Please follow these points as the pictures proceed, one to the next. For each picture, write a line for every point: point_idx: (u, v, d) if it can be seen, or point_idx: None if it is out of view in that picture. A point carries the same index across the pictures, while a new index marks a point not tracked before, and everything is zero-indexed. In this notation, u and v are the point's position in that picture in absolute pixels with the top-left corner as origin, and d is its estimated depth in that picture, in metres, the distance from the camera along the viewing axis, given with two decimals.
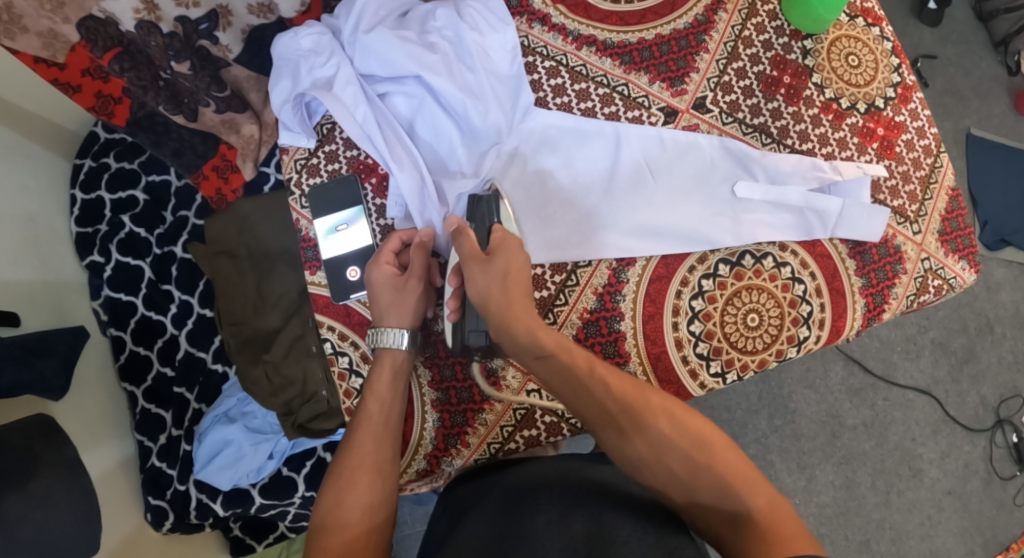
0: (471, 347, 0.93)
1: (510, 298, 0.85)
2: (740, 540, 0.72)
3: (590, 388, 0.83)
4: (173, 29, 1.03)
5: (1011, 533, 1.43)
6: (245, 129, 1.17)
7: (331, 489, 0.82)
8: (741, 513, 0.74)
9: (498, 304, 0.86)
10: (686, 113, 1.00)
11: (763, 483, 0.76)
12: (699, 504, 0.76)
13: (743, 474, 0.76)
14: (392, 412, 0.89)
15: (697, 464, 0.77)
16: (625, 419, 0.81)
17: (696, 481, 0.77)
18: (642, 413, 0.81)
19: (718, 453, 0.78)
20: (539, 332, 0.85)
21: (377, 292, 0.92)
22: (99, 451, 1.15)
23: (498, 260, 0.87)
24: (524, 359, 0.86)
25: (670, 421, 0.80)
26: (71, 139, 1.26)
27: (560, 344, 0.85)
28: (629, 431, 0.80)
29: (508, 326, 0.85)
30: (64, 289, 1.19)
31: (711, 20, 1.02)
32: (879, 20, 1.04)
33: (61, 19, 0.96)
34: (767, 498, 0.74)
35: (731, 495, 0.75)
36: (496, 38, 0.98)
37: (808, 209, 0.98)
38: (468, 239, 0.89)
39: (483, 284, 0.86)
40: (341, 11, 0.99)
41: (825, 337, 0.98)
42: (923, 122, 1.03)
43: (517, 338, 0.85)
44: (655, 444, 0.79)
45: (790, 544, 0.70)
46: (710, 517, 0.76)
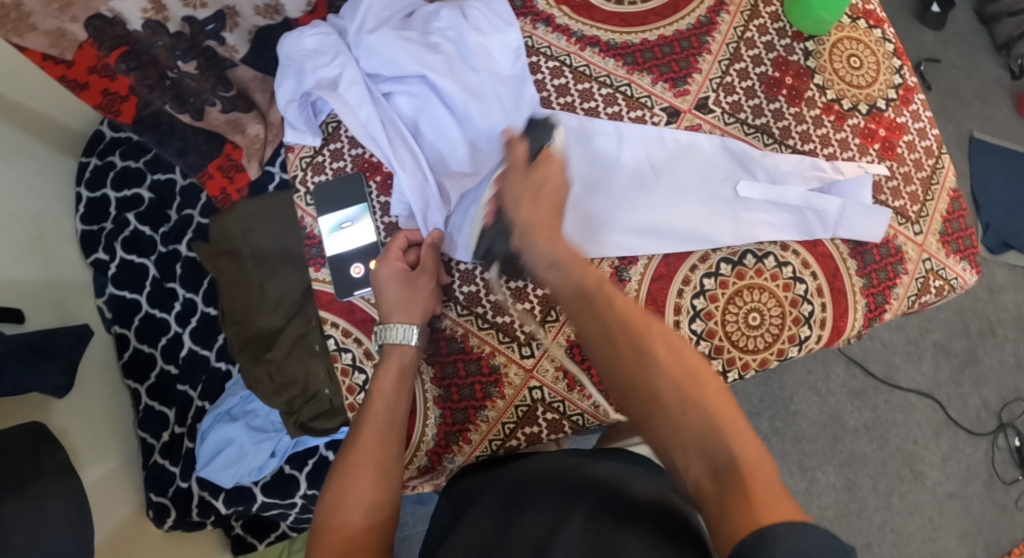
0: (494, 253, 0.92)
1: (538, 208, 0.83)
2: (719, 491, 0.68)
3: (593, 302, 0.79)
4: (180, 29, 1.08)
5: (1013, 537, 1.43)
6: (250, 129, 1.16)
7: (334, 487, 0.82)
8: (722, 463, 0.69)
9: (526, 213, 0.83)
10: (689, 113, 1.01)
11: (751, 436, 0.71)
12: (681, 444, 0.71)
13: (732, 423, 0.71)
14: (396, 409, 0.89)
15: (687, 398, 0.72)
16: (622, 340, 0.76)
17: (683, 418, 0.72)
18: (641, 336, 0.76)
19: (711, 395, 0.72)
20: (557, 244, 0.82)
21: (385, 288, 0.93)
22: (102, 447, 1.15)
23: (539, 173, 0.85)
24: (536, 269, 0.84)
25: (670, 351, 0.75)
26: (77, 138, 1.27)
27: (573, 257, 0.81)
28: (625, 352, 0.76)
29: (528, 236, 0.83)
30: (69, 288, 1.20)
31: (714, 22, 1.03)
32: (880, 22, 1.05)
33: (69, 17, 1.00)
34: (754, 452, 0.69)
35: (717, 448, 0.70)
36: (498, 38, 0.99)
37: (808, 209, 0.98)
38: (518, 148, 0.86)
39: (518, 191, 0.84)
40: (346, 12, 1.00)
41: (825, 337, 0.99)
42: (924, 123, 1.04)
43: (534, 248, 0.82)
44: (648, 369, 0.74)
45: (764, 509, 0.65)
46: (690, 466, 0.71)
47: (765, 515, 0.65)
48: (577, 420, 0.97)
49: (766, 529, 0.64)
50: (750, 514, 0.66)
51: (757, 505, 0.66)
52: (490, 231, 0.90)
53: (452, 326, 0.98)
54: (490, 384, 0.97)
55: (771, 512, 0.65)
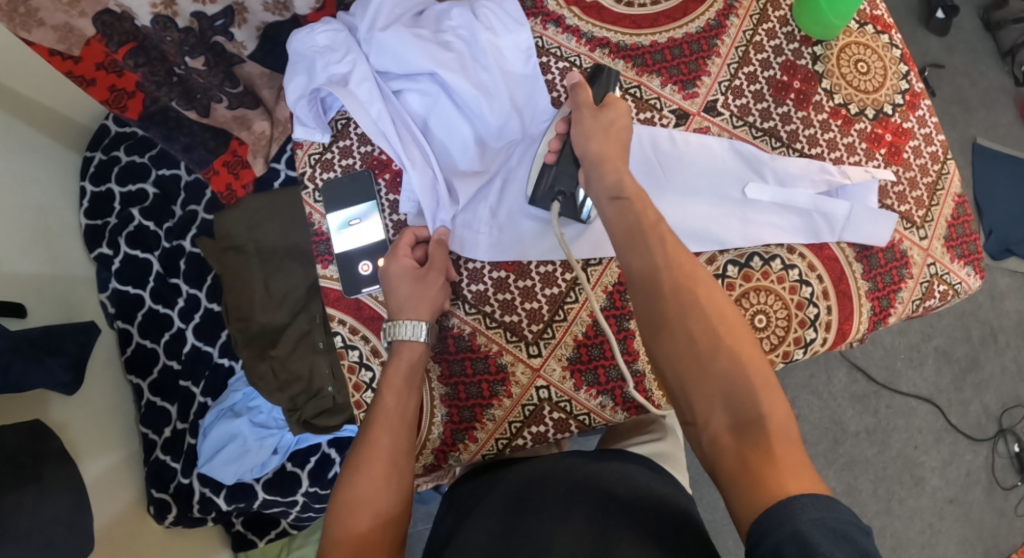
0: (553, 192, 0.95)
1: (610, 143, 0.86)
2: (741, 446, 0.69)
3: (643, 237, 0.79)
4: (188, 25, 1.05)
5: (1012, 542, 1.43)
6: (256, 125, 1.17)
7: (347, 484, 0.82)
8: (747, 417, 0.70)
9: (595, 147, 0.86)
10: (697, 116, 1.01)
11: (778, 395, 0.72)
12: (708, 392, 0.72)
13: (762, 378, 0.72)
14: (409, 407, 0.89)
15: (722, 347, 0.73)
16: (666, 278, 0.76)
17: (715, 365, 0.73)
18: (683, 278, 0.76)
19: (745, 349, 0.73)
20: (626, 176, 0.84)
21: (396, 285, 0.93)
22: (104, 443, 1.15)
23: (607, 114, 0.89)
24: (599, 200, 0.85)
25: (710, 297, 0.76)
26: (81, 133, 1.27)
27: (635, 192, 0.82)
28: (666, 291, 0.76)
29: (600, 165, 0.85)
30: (73, 283, 1.20)
31: (723, 25, 1.03)
32: (889, 28, 1.05)
33: (78, 12, 0.97)
34: (781, 413, 0.71)
35: (746, 403, 0.71)
36: (509, 38, 0.99)
37: (815, 212, 0.98)
38: (586, 93, 0.92)
39: (588, 128, 0.88)
40: (357, 8, 1.00)
41: (831, 339, 0.99)
42: (931, 129, 1.04)
43: (603, 176, 0.84)
44: (687, 310, 0.75)
45: (788, 473, 0.67)
46: (716, 416, 0.71)
47: (791, 483, 0.66)
48: (584, 420, 0.97)
49: (792, 500, 0.65)
50: (775, 480, 0.67)
51: (781, 470, 0.67)
52: (553, 168, 0.94)
53: (460, 324, 0.98)
54: (497, 383, 0.97)
55: (792, 480, 0.67)
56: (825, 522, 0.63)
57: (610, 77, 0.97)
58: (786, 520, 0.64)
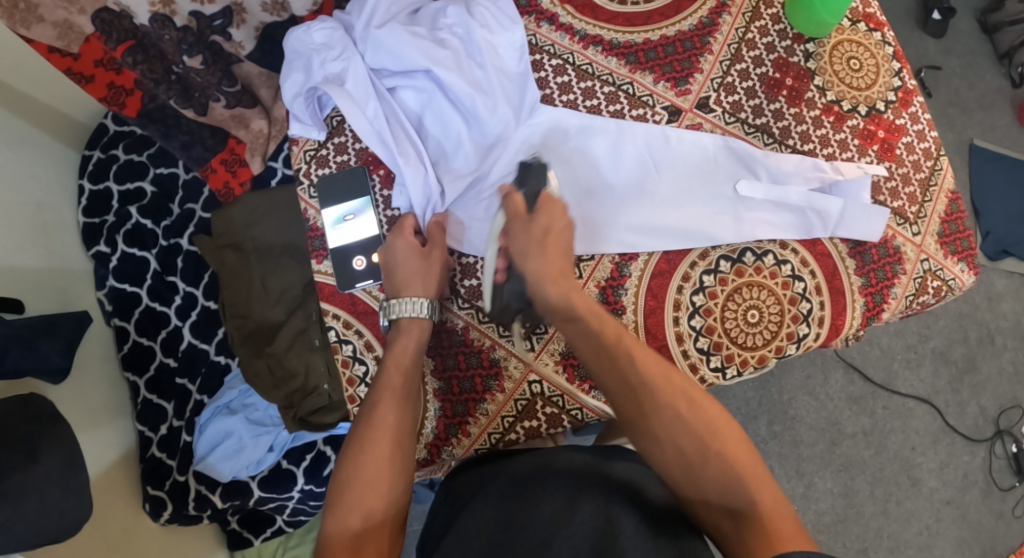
0: (511, 309, 0.95)
1: (547, 260, 0.89)
2: (739, 531, 0.74)
3: (614, 357, 0.85)
4: (187, 23, 1.04)
5: (1010, 544, 1.43)
6: (255, 124, 1.17)
7: (351, 465, 0.82)
8: (743, 507, 0.75)
9: (534, 265, 0.89)
10: (690, 112, 1.01)
11: (769, 479, 0.77)
12: (702, 493, 0.77)
13: (750, 468, 0.77)
14: (413, 385, 0.89)
15: (708, 451, 0.78)
16: (642, 396, 0.82)
17: (704, 470, 0.77)
18: (662, 391, 0.82)
19: (730, 446, 0.78)
20: (572, 295, 0.89)
21: (403, 261, 0.94)
22: (99, 438, 1.14)
23: (541, 218, 0.91)
24: (554, 318, 0.90)
25: (689, 404, 0.81)
26: (80, 131, 1.28)
27: (586, 308, 0.88)
28: (646, 405, 0.81)
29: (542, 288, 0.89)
30: (70, 278, 1.20)
31: (715, 23, 1.03)
32: (881, 26, 1.06)
33: (77, 9, 0.97)
34: (772, 495, 0.75)
35: (738, 491, 0.76)
36: (504, 36, 1.00)
37: (809, 209, 0.99)
38: (517, 200, 0.91)
39: (524, 245, 0.90)
40: (353, 6, 1.00)
41: (824, 335, 0.99)
42: (924, 125, 1.04)
43: (549, 298, 0.89)
44: (668, 423, 0.80)
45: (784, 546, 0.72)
46: (712, 509, 0.76)
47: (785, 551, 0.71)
48: (577, 415, 0.97)
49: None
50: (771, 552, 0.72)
51: (779, 544, 0.72)
52: (506, 287, 0.94)
53: (454, 319, 0.99)
54: (490, 377, 0.97)
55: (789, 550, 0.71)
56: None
57: (540, 168, 0.94)
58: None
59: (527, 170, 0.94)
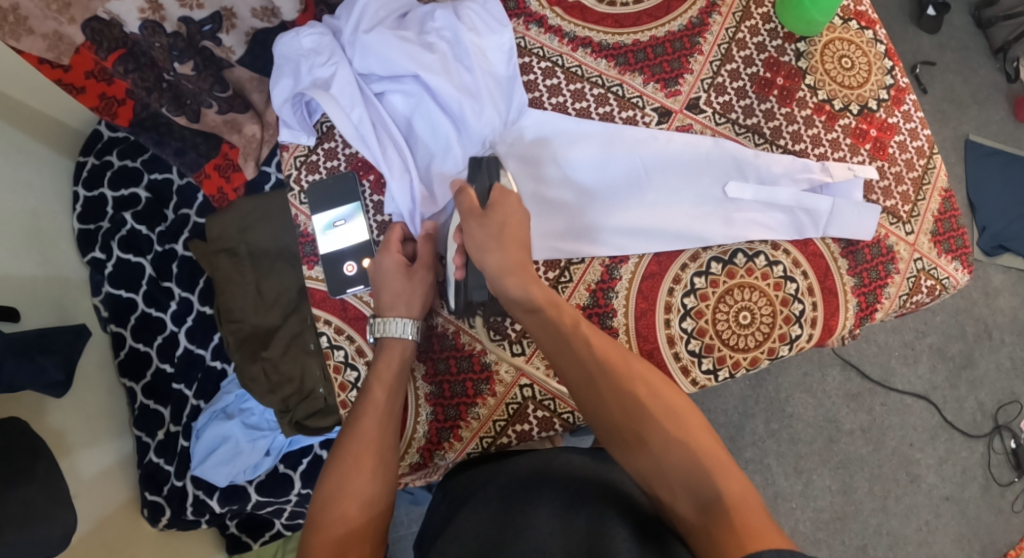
0: (474, 303, 0.96)
1: (506, 253, 0.87)
2: (706, 524, 0.73)
3: (575, 347, 0.85)
4: (176, 29, 1.04)
5: (1010, 540, 1.42)
6: (247, 128, 1.18)
7: (334, 475, 0.83)
8: (711, 495, 0.74)
9: (494, 260, 0.87)
10: (680, 113, 1.01)
11: (735, 470, 0.76)
12: (666, 479, 0.77)
13: (716, 460, 0.76)
14: (396, 400, 0.90)
15: (670, 439, 0.78)
16: (603, 381, 0.83)
17: (667, 456, 0.77)
18: (622, 377, 0.83)
19: (693, 435, 0.78)
20: (532, 287, 0.88)
21: (387, 280, 0.93)
22: (96, 446, 1.15)
23: (496, 215, 0.89)
24: (515, 309, 0.90)
25: (649, 391, 0.82)
26: (74, 138, 1.28)
27: (546, 300, 0.88)
28: (605, 392, 0.82)
29: (502, 280, 0.88)
30: (65, 286, 1.20)
31: (706, 23, 1.03)
32: (873, 23, 1.05)
33: (66, 19, 0.96)
34: (739, 484, 0.75)
35: (705, 480, 0.75)
36: (493, 39, 1.00)
37: (798, 209, 0.98)
38: (469, 196, 0.90)
39: (480, 240, 0.88)
40: (341, 11, 1.00)
41: (817, 335, 0.99)
42: (916, 123, 1.04)
43: (509, 291, 0.88)
44: (628, 410, 0.81)
45: (756, 535, 0.70)
46: (678, 498, 0.76)
47: (754, 545, 0.69)
48: (568, 418, 0.98)
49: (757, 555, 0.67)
50: (741, 542, 0.70)
51: (751, 533, 0.70)
52: (467, 282, 0.94)
53: (445, 323, 0.99)
54: (481, 381, 0.97)
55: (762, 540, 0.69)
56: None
57: (493, 162, 0.93)
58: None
59: (478, 166, 0.93)
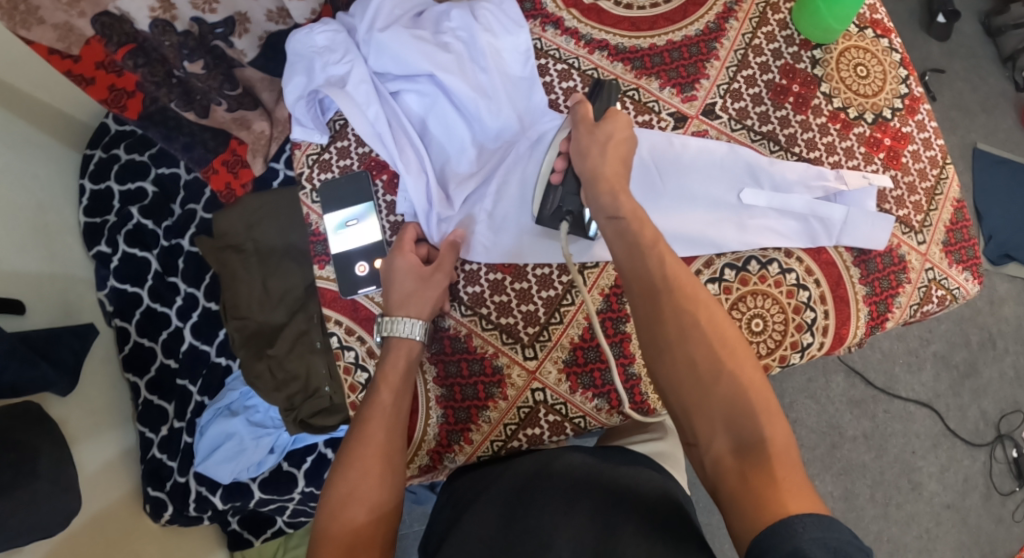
0: (563, 213, 0.92)
1: (603, 160, 0.85)
2: (743, 469, 0.71)
3: (644, 259, 0.80)
4: (188, 28, 1.03)
5: (1009, 548, 1.43)
6: (256, 125, 1.17)
7: (342, 480, 0.82)
8: (751, 440, 0.72)
9: (590, 165, 0.86)
10: (695, 119, 1.01)
11: (780, 417, 0.73)
12: (708, 416, 0.74)
13: (764, 402, 0.73)
14: (403, 404, 0.89)
15: (723, 370, 0.75)
16: (667, 299, 0.78)
17: (716, 390, 0.74)
18: (686, 300, 0.77)
19: (746, 371, 0.75)
20: (622, 198, 0.83)
21: (399, 280, 0.93)
22: (99, 441, 1.14)
23: (606, 126, 0.88)
24: (601, 221, 0.85)
25: (711, 318, 0.77)
26: (82, 130, 1.28)
27: (632, 211, 0.82)
28: (666, 312, 0.77)
29: (596, 184, 0.85)
30: (71, 281, 1.20)
31: (722, 28, 1.03)
32: (888, 32, 1.05)
33: (77, 12, 0.95)
34: (783, 435, 0.72)
35: (747, 423, 0.72)
36: (508, 40, 0.99)
37: (812, 217, 0.98)
38: (586, 109, 0.90)
39: (585, 144, 0.87)
40: (356, 9, 1.00)
41: (828, 344, 0.99)
42: (930, 133, 1.04)
43: (599, 198, 0.84)
44: (688, 332, 0.76)
45: (787, 489, 0.69)
46: (717, 437, 0.73)
47: (793, 503, 0.67)
48: (579, 423, 0.97)
49: (792, 519, 0.66)
50: (776, 499, 0.68)
51: (784, 490, 0.69)
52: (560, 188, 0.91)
53: (456, 325, 0.98)
54: (493, 385, 0.97)
55: (795, 500, 0.68)
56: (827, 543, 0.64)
57: (611, 88, 0.92)
58: (788, 539, 0.65)
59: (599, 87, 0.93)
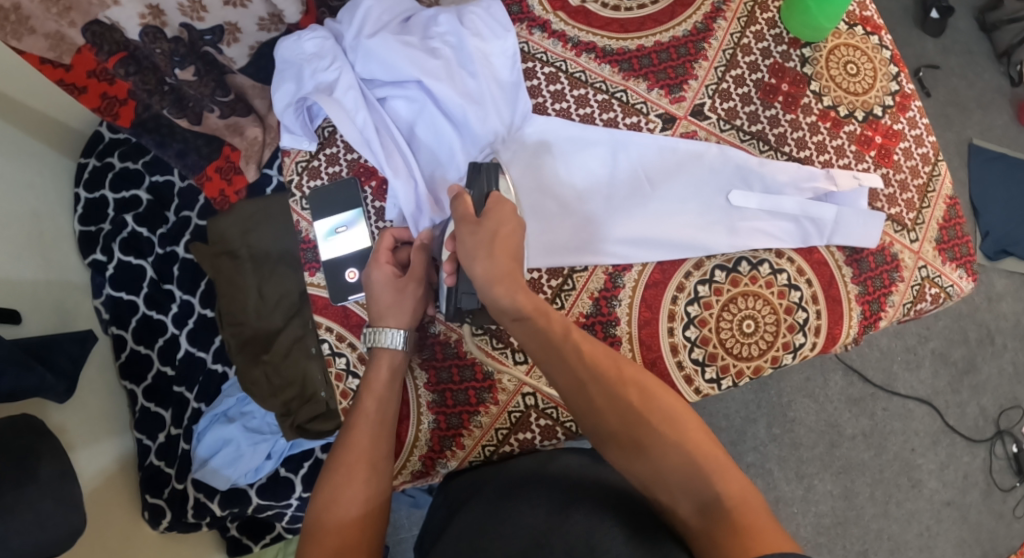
0: (463, 311, 0.92)
1: (495, 261, 0.84)
2: (708, 527, 0.72)
3: (564, 355, 0.82)
4: (178, 34, 1.03)
5: (1011, 545, 1.42)
6: (249, 131, 1.17)
7: (328, 485, 0.82)
8: (711, 499, 0.73)
9: (481, 268, 0.84)
10: (684, 120, 1.01)
11: (733, 469, 0.75)
12: (665, 484, 0.75)
13: (713, 460, 0.75)
14: (388, 409, 0.90)
15: (666, 441, 0.76)
16: (594, 388, 0.80)
17: (665, 460, 0.75)
18: (612, 385, 0.80)
19: (689, 434, 0.76)
20: (520, 296, 0.84)
21: (377, 293, 0.93)
22: (97, 448, 1.14)
23: (489, 222, 0.86)
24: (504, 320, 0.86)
25: (642, 396, 0.79)
26: (77, 139, 1.28)
27: (536, 307, 0.84)
28: (597, 400, 0.79)
29: (490, 288, 0.84)
30: (68, 289, 1.20)
31: (711, 28, 1.03)
32: (878, 29, 1.05)
33: (68, 22, 0.95)
34: (739, 486, 0.73)
35: (704, 483, 0.74)
36: (496, 44, 0.99)
37: (804, 218, 0.98)
38: (466, 202, 0.88)
39: (471, 247, 0.86)
40: (344, 15, 1.00)
41: (820, 344, 0.98)
42: (921, 130, 1.03)
43: (497, 301, 0.84)
44: (621, 415, 0.78)
45: (757, 536, 0.69)
46: (678, 503, 0.74)
47: (756, 546, 0.68)
48: (571, 427, 0.97)
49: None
50: (743, 546, 0.69)
51: (752, 536, 0.69)
52: (456, 289, 0.91)
53: (446, 331, 0.99)
54: (484, 390, 0.97)
55: (765, 542, 0.69)
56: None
57: (492, 167, 0.91)
58: None
59: (478, 171, 0.91)
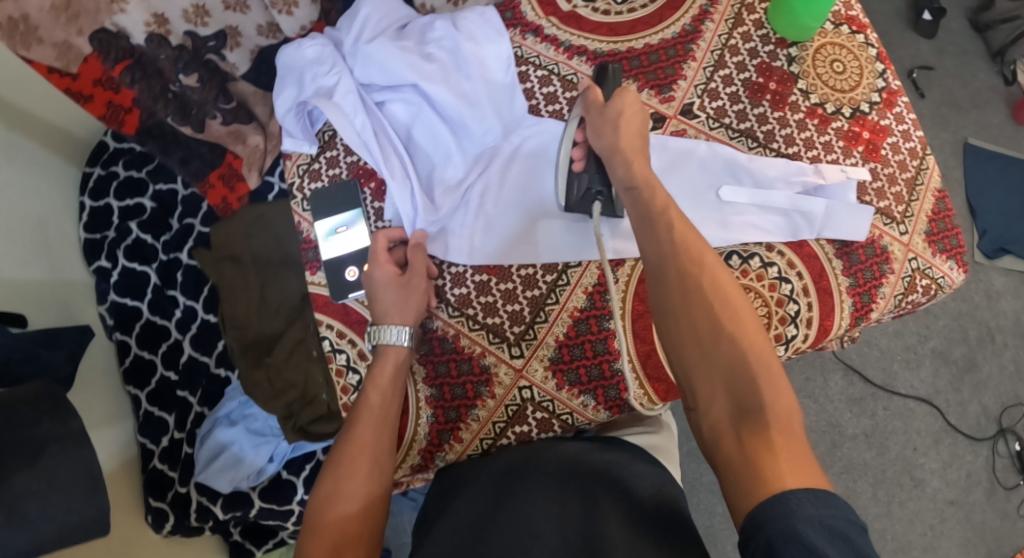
0: (593, 191, 0.94)
1: (618, 134, 0.88)
2: (739, 432, 0.70)
3: (654, 227, 0.80)
4: (182, 42, 1.08)
5: (1015, 544, 1.41)
6: (250, 140, 1.19)
7: (330, 479, 0.84)
8: (753, 406, 0.71)
9: (606, 140, 0.89)
10: (674, 119, 1.03)
11: (785, 384, 0.72)
12: (711, 382, 0.73)
13: (768, 368, 0.72)
14: (392, 405, 0.91)
15: (723, 336, 0.74)
16: (676, 262, 0.77)
17: (721, 352, 0.73)
18: (692, 263, 0.77)
19: (748, 334, 0.74)
20: (635, 167, 0.85)
21: (381, 291, 0.94)
22: (101, 451, 1.16)
23: (613, 106, 0.90)
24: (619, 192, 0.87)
25: (716, 283, 0.76)
26: (82, 148, 1.31)
27: (648, 181, 0.84)
28: (670, 279, 0.77)
29: (616, 157, 0.87)
30: (72, 291, 1.22)
31: (699, 30, 1.05)
32: (864, 28, 1.07)
33: (76, 30, 0.99)
34: (787, 402, 0.71)
35: (749, 392, 0.71)
36: (491, 49, 1.02)
37: (794, 211, 1.00)
38: (595, 93, 0.94)
39: (597, 124, 0.91)
40: (343, 22, 1.03)
41: (813, 336, 0.99)
42: (909, 125, 1.04)
43: (617, 168, 0.87)
44: (691, 296, 0.76)
45: (782, 458, 0.67)
46: (716, 408, 0.72)
47: (788, 477, 0.66)
48: (567, 419, 0.98)
49: (789, 496, 0.65)
50: (773, 471, 0.67)
51: (775, 459, 0.68)
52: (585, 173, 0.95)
53: (444, 326, 1.00)
54: (481, 384, 0.99)
55: (790, 471, 0.67)
56: (824, 521, 0.63)
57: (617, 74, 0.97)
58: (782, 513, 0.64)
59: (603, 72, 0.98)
